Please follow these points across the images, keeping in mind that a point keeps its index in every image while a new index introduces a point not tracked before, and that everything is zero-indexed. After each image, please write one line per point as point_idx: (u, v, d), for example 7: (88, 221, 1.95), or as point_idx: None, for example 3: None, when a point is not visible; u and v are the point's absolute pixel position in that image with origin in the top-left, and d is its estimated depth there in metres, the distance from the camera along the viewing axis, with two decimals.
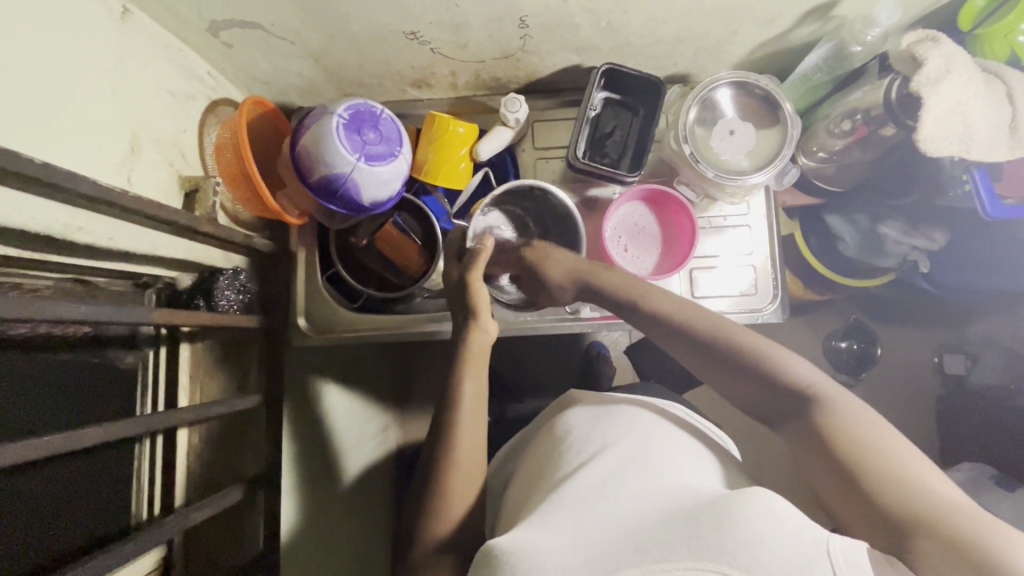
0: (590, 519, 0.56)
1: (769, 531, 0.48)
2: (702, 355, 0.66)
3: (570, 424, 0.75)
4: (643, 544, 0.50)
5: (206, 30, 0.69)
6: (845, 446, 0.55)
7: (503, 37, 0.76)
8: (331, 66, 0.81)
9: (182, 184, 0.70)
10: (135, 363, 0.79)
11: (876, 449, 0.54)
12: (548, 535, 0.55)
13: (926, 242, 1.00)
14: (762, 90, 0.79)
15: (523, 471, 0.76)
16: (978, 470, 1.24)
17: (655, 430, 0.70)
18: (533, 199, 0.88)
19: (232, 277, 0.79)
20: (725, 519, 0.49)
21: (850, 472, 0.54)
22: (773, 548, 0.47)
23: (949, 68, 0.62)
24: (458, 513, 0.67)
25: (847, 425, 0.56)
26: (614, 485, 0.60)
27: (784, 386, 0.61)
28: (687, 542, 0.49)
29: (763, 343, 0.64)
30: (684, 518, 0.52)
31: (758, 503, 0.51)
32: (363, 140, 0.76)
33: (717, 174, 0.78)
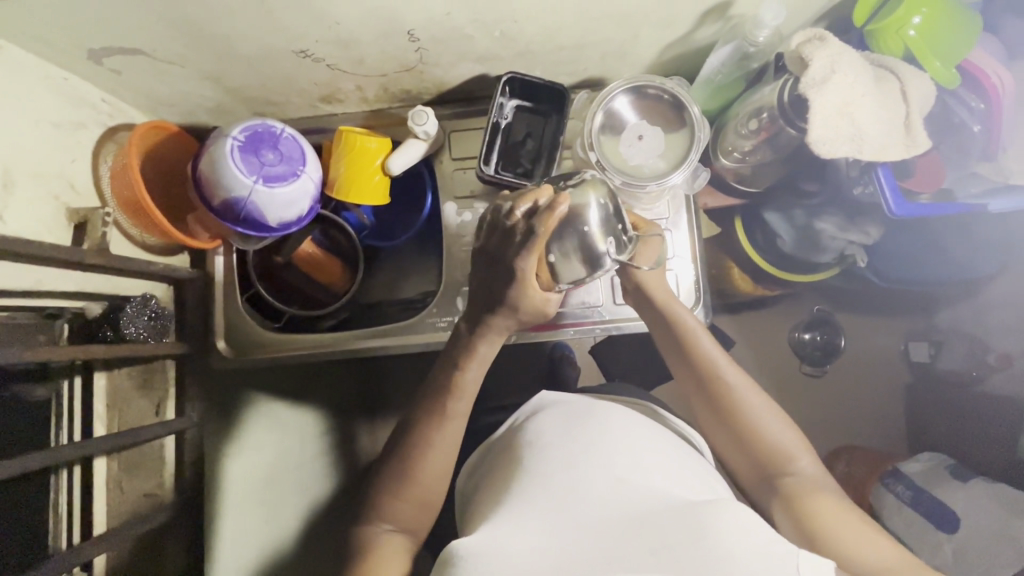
0: (553, 517, 0.59)
1: (738, 548, 0.53)
2: (712, 406, 0.73)
3: (539, 429, 0.73)
4: (609, 551, 0.55)
5: (87, 58, 0.68)
6: (818, 510, 0.63)
7: (397, 51, 0.74)
8: (232, 86, 0.80)
9: (70, 216, 0.69)
10: (48, 395, 0.77)
11: (840, 515, 0.62)
12: (519, 534, 0.58)
13: (862, 236, 0.99)
14: (664, 92, 0.78)
15: (490, 469, 0.75)
16: (936, 460, 1.24)
17: (628, 429, 0.71)
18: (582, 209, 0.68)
19: (140, 306, 0.79)
20: (695, 530, 0.55)
21: (819, 529, 0.61)
22: (739, 565, 0.52)
23: (834, 68, 0.61)
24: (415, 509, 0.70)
25: (824, 500, 0.64)
26: (590, 482, 0.62)
27: (779, 460, 0.70)
28: (654, 556, 0.54)
29: (771, 407, 0.72)
30: (652, 529, 0.56)
31: (730, 514, 0.56)
32: (261, 161, 0.75)
33: (627, 181, 0.77)
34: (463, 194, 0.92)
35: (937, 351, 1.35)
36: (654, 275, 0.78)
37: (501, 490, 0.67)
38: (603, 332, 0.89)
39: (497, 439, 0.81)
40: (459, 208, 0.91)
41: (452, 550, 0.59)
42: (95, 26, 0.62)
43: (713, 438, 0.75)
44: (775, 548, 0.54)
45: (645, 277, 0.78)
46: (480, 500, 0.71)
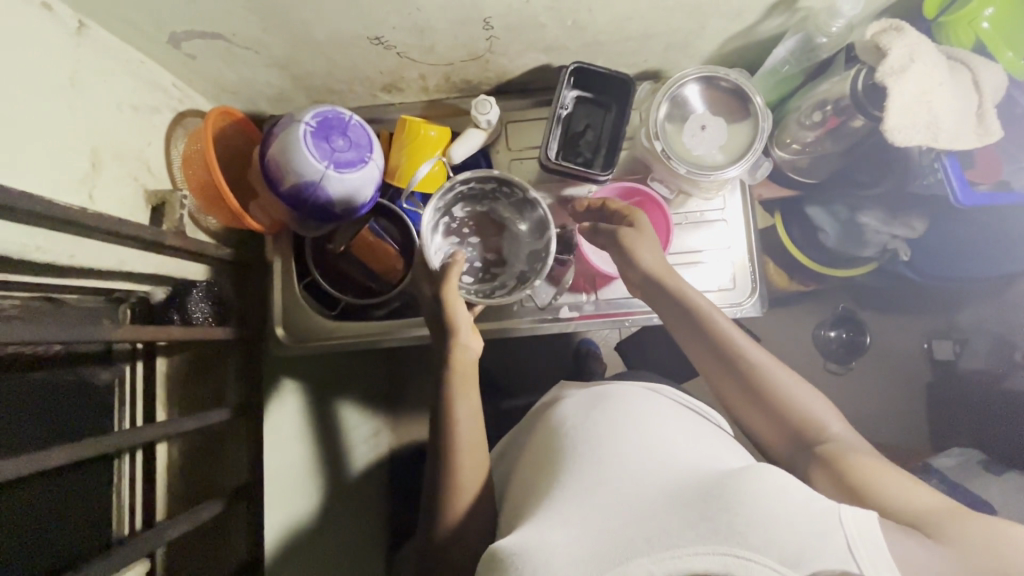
0: (592, 502, 0.58)
1: (775, 507, 0.50)
2: (739, 384, 0.72)
3: (565, 415, 0.75)
4: (646, 532, 0.51)
5: (167, 41, 0.69)
6: (857, 469, 0.62)
7: (469, 39, 0.75)
8: (299, 73, 0.81)
9: (149, 198, 0.70)
10: (112, 379, 0.78)
11: (880, 471, 0.62)
12: (557, 529, 0.56)
13: (906, 230, 1.00)
14: (731, 83, 0.79)
15: (524, 463, 0.74)
16: (966, 455, 1.25)
17: (656, 417, 0.71)
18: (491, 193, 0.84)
19: (205, 290, 0.80)
20: (734, 499, 0.51)
21: (862, 484, 0.61)
22: (784, 522, 0.48)
23: (913, 57, 0.63)
24: (472, 485, 0.70)
25: (859, 459, 0.63)
26: (611, 466, 0.61)
27: (809, 428, 0.69)
28: (693, 526, 0.50)
29: (795, 378, 0.72)
30: (686, 503, 0.53)
31: (763, 480, 0.53)
32: (332, 147, 0.76)
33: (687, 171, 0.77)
34: None
35: (961, 348, 1.35)
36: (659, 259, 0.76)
37: (542, 480, 0.67)
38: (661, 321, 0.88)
39: (530, 432, 0.81)
40: None
41: (495, 554, 0.57)
42: (184, 9, 0.63)
43: (743, 416, 0.74)
44: (818, 505, 0.51)
45: (650, 263, 0.76)
46: (517, 491, 0.70)
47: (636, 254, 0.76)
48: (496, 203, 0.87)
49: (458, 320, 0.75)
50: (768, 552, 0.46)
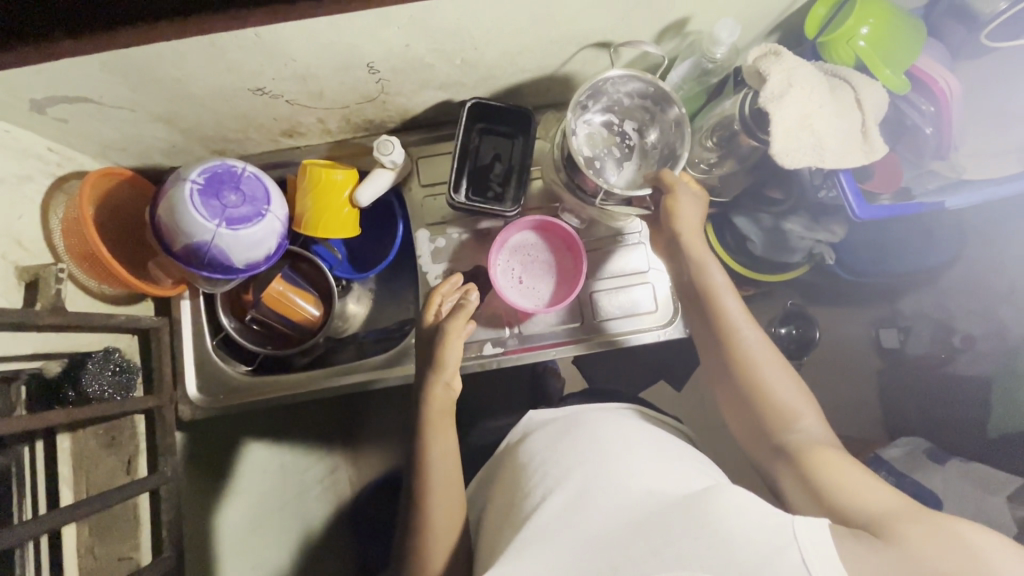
0: (560, 538, 0.59)
1: (734, 529, 0.53)
2: (726, 369, 0.72)
3: (532, 449, 0.74)
4: (616, 561, 0.55)
5: (29, 108, 0.65)
6: (826, 474, 0.62)
7: (358, 83, 0.73)
8: (187, 127, 0.77)
9: (20, 276, 0.66)
10: (8, 464, 0.72)
11: (844, 471, 0.62)
12: (528, 563, 0.58)
13: (829, 235, 1.02)
14: (625, 85, 0.76)
15: (497, 500, 0.74)
16: (913, 445, 1.25)
17: (624, 434, 0.71)
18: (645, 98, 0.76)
19: (103, 361, 0.76)
20: (698, 519, 0.55)
21: (825, 483, 0.61)
22: (743, 536, 0.53)
23: (791, 82, 0.63)
24: (448, 526, 0.70)
25: (828, 462, 0.63)
26: (586, 498, 0.63)
27: (792, 426, 0.68)
28: (656, 553, 0.54)
29: (785, 372, 0.71)
30: (654, 528, 0.56)
31: (718, 500, 0.57)
32: (223, 204, 0.73)
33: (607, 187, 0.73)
34: (434, 220, 0.89)
35: (906, 335, 1.37)
36: (693, 228, 0.76)
37: (508, 520, 0.68)
38: (585, 351, 0.87)
39: (497, 467, 0.80)
40: (432, 235, 0.89)
41: None
42: (37, 77, 0.60)
43: (725, 399, 0.74)
44: (772, 520, 0.54)
45: (684, 227, 0.75)
46: (490, 531, 0.71)
47: (676, 215, 0.74)
48: (635, 111, 0.80)
49: (447, 361, 0.73)
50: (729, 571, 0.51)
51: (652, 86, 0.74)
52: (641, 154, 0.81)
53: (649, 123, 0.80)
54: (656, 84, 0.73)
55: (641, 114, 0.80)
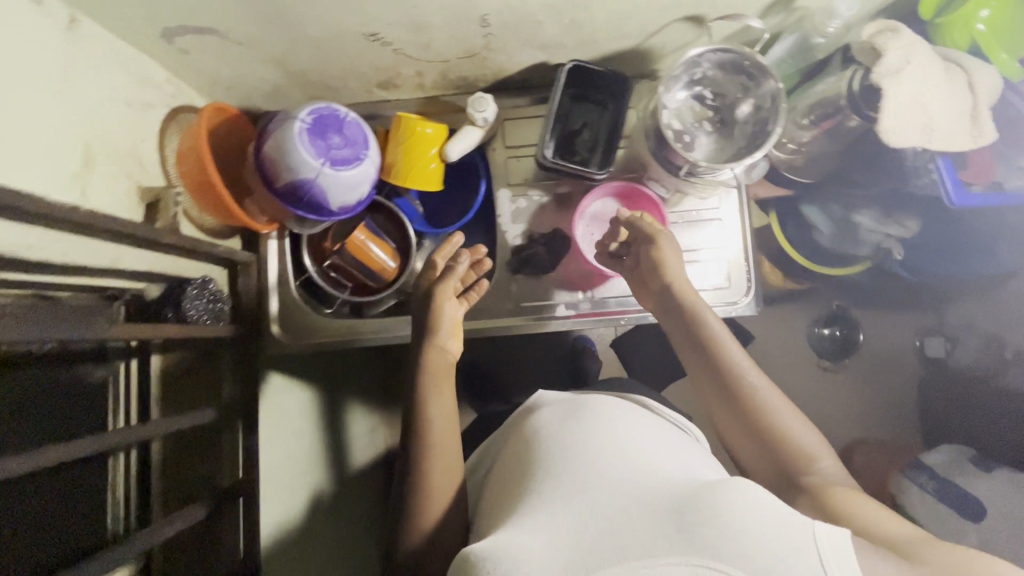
0: (561, 511, 0.56)
1: (749, 520, 0.50)
2: (726, 406, 0.71)
3: (541, 424, 0.74)
4: (622, 541, 0.51)
5: (160, 36, 0.68)
6: (843, 505, 0.59)
7: (466, 36, 0.75)
8: (294, 69, 0.80)
9: (142, 195, 0.69)
10: (106, 377, 0.77)
11: (857, 499, 0.59)
12: (533, 529, 0.55)
13: (898, 229, 0.99)
14: (720, 56, 0.74)
15: (499, 469, 0.73)
16: (958, 451, 1.23)
17: (632, 425, 0.70)
18: (740, 67, 0.74)
19: (200, 287, 0.78)
20: (708, 511, 0.51)
21: (844, 512, 0.58)
22: (756, 532, 0.49)
23: (909, 59, 0.63)
24: (445, 487, 0.70)
25: (845, 497, 0.60)
26: (590, 473, 0.59)
27: (803, 464, 0.65)
28: (668, 537, 0.50)
29: (791, 412, 0.69)
30: (668, 512, 0.52)
31: (742, 492, 0.53)
32: (328, 144, 0.75)
33: (694, 160, 0.74)
34: (517, 181, 0.91)
35: (952, 345, 1.35)
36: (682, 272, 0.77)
37: (514, 486, 0.66)
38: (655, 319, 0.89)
39: (504, 440, 0.79)
40: (514, 196, 0.91)
41: (466, 555, 0.55)
42: (177, 4, 0.62)
43: (727, 435, 0.72)
44: (790, 518, 0.51)
45: (675, 276, 0.76)
46: (489, 503, 0.69)
47: (663, 267, 0.76)
48: (725, 83, 0.78)
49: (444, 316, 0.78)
50: (739, 565, 0.47)
51: (748, 59, 0.72)
52: (725, 129, 0.80)
53: (738, 95, 0.78)
54: (754, 59, 0.71)
55: (731, 86, 0.78)
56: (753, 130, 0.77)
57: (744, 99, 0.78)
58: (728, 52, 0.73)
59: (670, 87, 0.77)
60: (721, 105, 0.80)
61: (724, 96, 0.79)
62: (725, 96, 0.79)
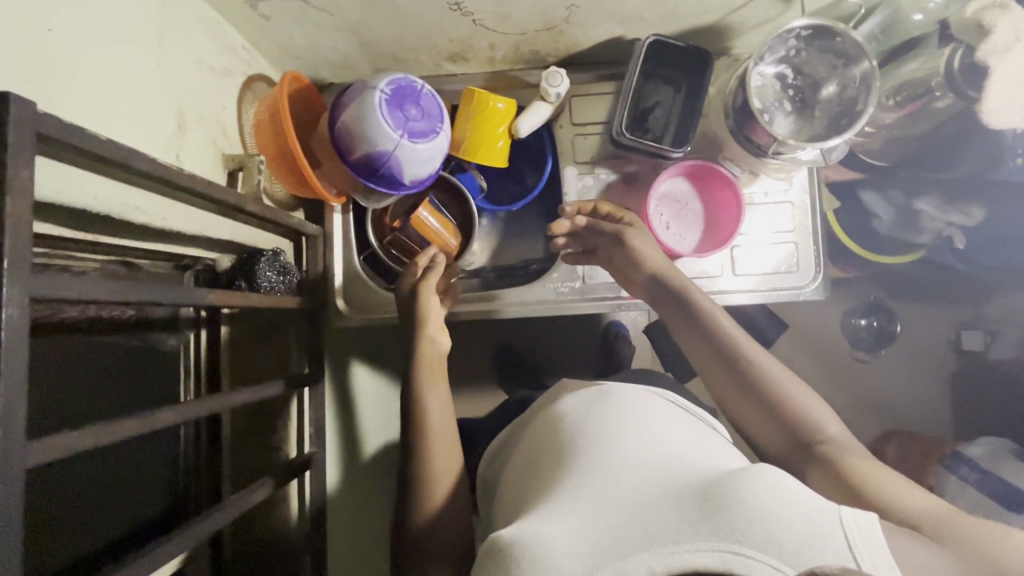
0: (585, 498, 0.52)
1: (773, 507, 0.46)
2: (742, 386, 0.68)
3: (563, 408, 0.69)
4: (649, 527, 0.47)
5: (245, 0, 0.66)
6: (856, 475, 0.59)
7: (550, 7, 0.73)
8: (368, 39, 0.78)
9: (225, 163, 0.69)
10: (177, 346, 0.77)
11: (883, 479, 0.58)
12: (559, 515, 0.51)
13: (963, 217, 0.94)
14: (813, 31, 0.72)
15: (517, 455, 0.69)
16: (996, 443, 1.19)
17: (653, 411, 0.66)
18: (832, 44, 0.73)
19: (272, 259, 0.77)
20: (732, 498, 0.47)
21: (862, 485, 0.57)
22: (784, 520, 0.45)
23: (1020, 36, 0.61)
24: (447, 478, 0.67)
25: (862, 470, 0.59)
26: (610, 459, 0.55)
27: (810, 433, 0.65)
28: (695, 524, 0.46)
29: (800, 385, 0.68)
30: (690, 498, 0.49)
31: (764, 478, 0.49)
32: (405, 116, 0.74)
33: (783, 138, 0.72)
34: (583, 159, 0.90)
35: (992, 339, 1.33)
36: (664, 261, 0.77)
37: (534, 475, 0.62)
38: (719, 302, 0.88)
39: (520, 433, 0.75)
40: (580, 173, 0.90)
41: (495, 540, 0.52)
42: None
43: (740, 414, 0.69)
44: (818, 505, 0.47)
45: (655, 262, 0.76)
46: (505, 497, 0.66)
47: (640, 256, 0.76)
48: (811, 61, 0.76)
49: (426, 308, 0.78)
50: (767, 551, 0.43)
51: (842, 36, 0.71)
52: (807, 109, 0.78)
53: (824, 74, 0.76)
54: (849, 35, 0.70)
55: (818, 64, 0.76)
56: (840, 110, 0.75)
57: (830, 78, 0.76)
58: (824, 27, 0.71)
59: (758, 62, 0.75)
60: (804, 83, 0.78)
61: (808, 75, 0.77)
62: (809, 74, 0.77)
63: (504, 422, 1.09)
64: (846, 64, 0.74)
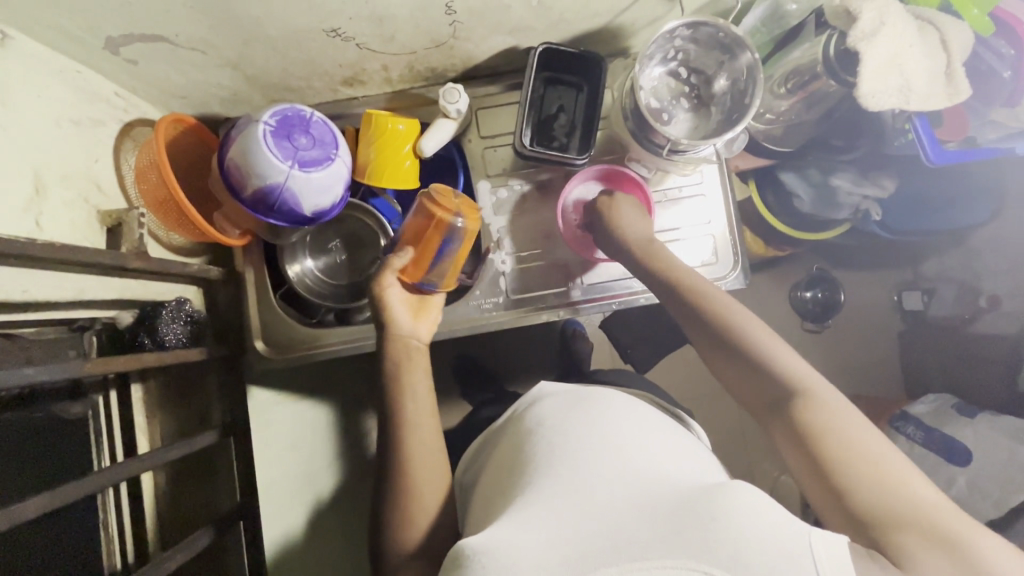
0: (558, 504, 0.51)
1: (749, 526, 0.46)
2: (731, 358, 0.66)
3: (540, 416, 0.67)
4: (620, 541, 0.46)
5: (103, 47, 0.63)
6: (831, 447, 0.55)
7: (432, 25, 0.72)
8: (252, 73, 0.76)
9: (103, 220, 0.65)
10: (84, 412, 0.73)
11: (858, 445, 0.55)
12: (531, 526, 0.50)
13: (877, 189, 0.95)
14: (693, 31, 0.72)
15: (496, 458, 0.68)
16: (942, 400, 1.18)
17: (622, 412, 0.65)
18: (714, 39, 0.73)
19: (176, 309, 0.75)
20: (705, 514, 0.47)
21: (832, 455, 0.55)
22: (764, 541, 0.45)
23: (883, 21, 0.63)
24: (433, 499, 0.65)
25: (837, 433, 0.56)
26: (588, 469, 0.54)
27: (782, 386, 0.61)
28: (666, 538, 0.46)
29: (780, 343, 0.65)
30: (671, 511, 0.48)
31: (738, 496, 0.49)
32: (295, 146, 0.72)
33: (676, 138, 0.73)
34: (495, 172, 0.89)
35: (930, 297, 1.34)
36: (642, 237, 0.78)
37: (508, 483, 0.60)
38: (646, 302, 0.88)
39: (496, 440, 0.73)
40: (493, 187, 0.89)
41: (460, 551, 0.50)
42: (116, 13, 0.57)
43: (720, 372, 0.68)
44: (786, 525, 0.47)
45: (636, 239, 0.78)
46: (479, 505, 0.64)
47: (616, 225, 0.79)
48: (702, 56, 0.76)
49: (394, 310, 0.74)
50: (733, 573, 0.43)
51: (723, 31, 0.71)
52: (703, 104, 0.79)
53: (715, 67, 0.77)
54: (728, 30, 0.70)
55: (708, 59, 0.76)
56: (733, 103, 0.76)
57: (721, 71, 0.76)
58: (703, 25, 0.71)
59: (646, 66, 0.76)
60: (699, 79, 0.79)
61: (702, 70, 0.78)
62: (703, 70, 0.78)
63: (456, 440, 1.08)
64: (732, 57, 0.74)
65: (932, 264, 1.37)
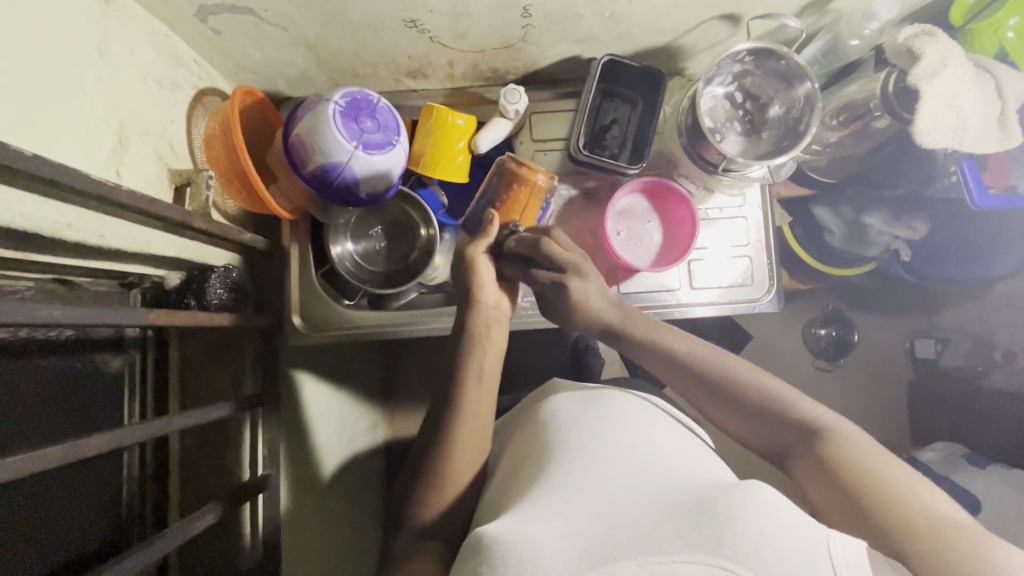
0: (575, 501, 0.51)
1: (765, 528, 0.45)
2: (717, 399, 0.68)
3: (554, 412, 0.68)
4: (637, 535, 0.46)
5: (195, 14, 0.65)
6: (848, 466, 0.56)
7: (505, 26, 0.74)
8: (325, 55, 0.78)
9: (172, 178, 0.67)
10: (122, 366, 0.74)
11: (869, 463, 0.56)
12: (548, 522, 0.49)
13: (909, 231, 0.97)
14: (761, 54, 0.75)
15: (517, 442, 0.69)
16: (951, 449, 1.18)
17: (643, 416, 0.66)
18: (777, 65, 0.75)
19: (223, 275, 0.75)
20: (722, 513, 0.46)
21: (846, 480, 0.56)
22: (771, 543, 0.43)
23: (945, 62, 0.65)
24: (459, 481, 0.65)
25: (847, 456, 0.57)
26: (601, 466, 0.55)
27: (793, 420, 0.64)
28: (682, 534, 0.45)
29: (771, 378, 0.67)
30: (687, 509, 0.48)
31: (755, 496, 0.48)
32: (361, 128, 0.73)
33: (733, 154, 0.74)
34: None
35: (943, 347, 1.32)
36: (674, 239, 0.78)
37: (528, 472, 0.60)
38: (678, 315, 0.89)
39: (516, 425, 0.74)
40: None
41: (478, 538, 0.50)
42: None
43: (720, 421, 0.69)
44: (802, 528, 0.46)
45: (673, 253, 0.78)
46: (500, 482, 0.64)
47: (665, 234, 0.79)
48: (762, 82, 0.79)
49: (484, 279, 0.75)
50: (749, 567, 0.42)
51: (786, 59, 0.73)
52: (757, 129, 0.81)
53: (773, 94, 0.79)
54: (791, 59, 0.73)
55: (767, 84, 0.79)
56: (788, 131, 0.78)
57: (778, 98, 0.79)
58: (772, 50, 0.73)
59: (709, 82, 0.78)
60: (755, 104, 0.81)
61: (760, 95, 0.80)
62: (760, 96, 0.80)
63: None
64: (793, 85, 0.76)
65: (948, 315, 1.35)
